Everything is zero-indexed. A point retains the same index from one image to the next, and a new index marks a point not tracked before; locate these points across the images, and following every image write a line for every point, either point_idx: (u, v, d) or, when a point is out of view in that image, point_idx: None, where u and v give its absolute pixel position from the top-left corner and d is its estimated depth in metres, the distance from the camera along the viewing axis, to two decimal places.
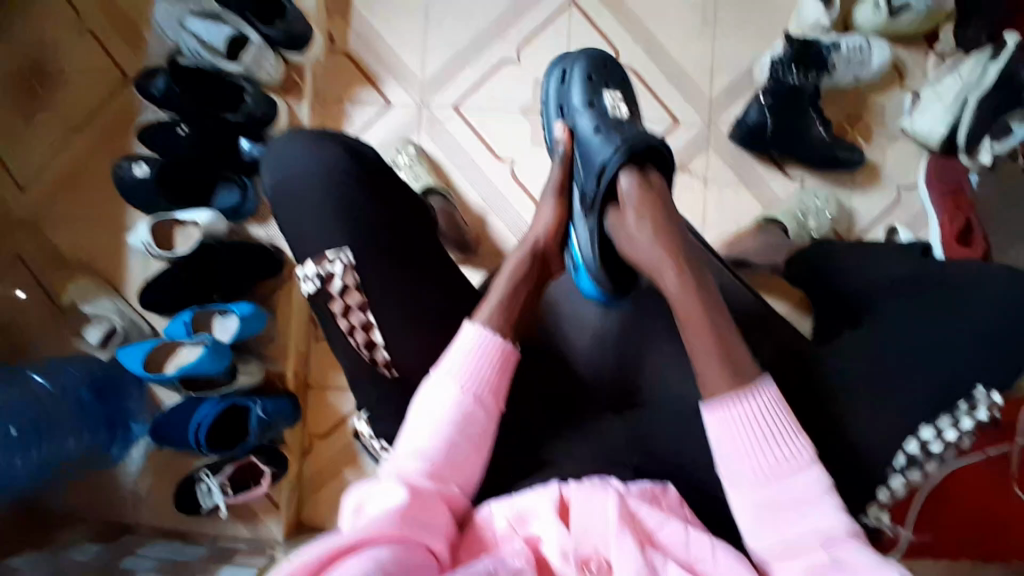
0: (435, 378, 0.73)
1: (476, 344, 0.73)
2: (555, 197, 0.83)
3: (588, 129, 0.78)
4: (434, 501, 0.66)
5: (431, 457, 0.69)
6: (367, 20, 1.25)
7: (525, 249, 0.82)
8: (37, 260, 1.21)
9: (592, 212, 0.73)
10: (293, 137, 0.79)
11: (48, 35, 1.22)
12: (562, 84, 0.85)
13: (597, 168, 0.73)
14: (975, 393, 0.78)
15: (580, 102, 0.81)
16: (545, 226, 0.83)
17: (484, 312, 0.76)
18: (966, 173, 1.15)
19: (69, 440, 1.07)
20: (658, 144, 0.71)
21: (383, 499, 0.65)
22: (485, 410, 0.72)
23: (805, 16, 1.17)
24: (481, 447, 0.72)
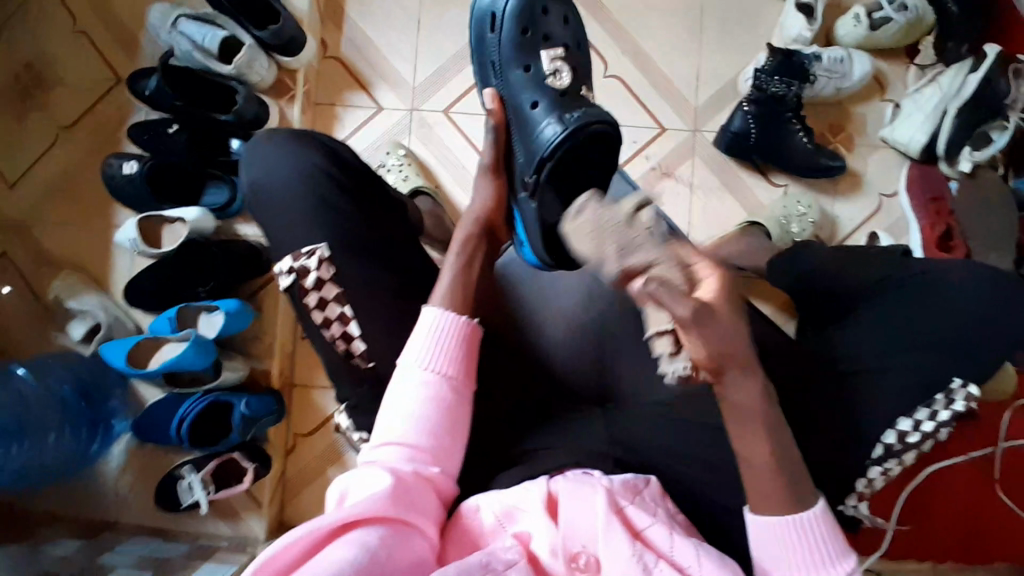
0: (403, 364, 0.72)
1: (441, 323, 0.72)
2: (490, 174, 0.81)
3: (523, 99, 0.78)
4: (418, 484, 0.65)
5: (410, 442, 0.67)
6: (359, 26, 1.27)
7: (472, 223, 0.81)
8: (23, 257, 1.21)
9: (534, 194, 0.74)
10: (273, 136, 0.82)
11: (42, 36, 1.24)
12: (492, 29, 0.82)
13: (542, 146, 0.74)
14: (952, 385, 0.79)
15: (512, 63, 0.80)
16: (482, 195, 0.82)
17: (439, 294, 0.75)
18: (947, 181, 1.19)
19: (51, 437, 1.06)
20: (605, 122, 0.73)
21: (368, 484, 0.63)
22: (455, 391, 0.71)
23: (788, 29, 1.20)
24: (456, 429, 0.70)
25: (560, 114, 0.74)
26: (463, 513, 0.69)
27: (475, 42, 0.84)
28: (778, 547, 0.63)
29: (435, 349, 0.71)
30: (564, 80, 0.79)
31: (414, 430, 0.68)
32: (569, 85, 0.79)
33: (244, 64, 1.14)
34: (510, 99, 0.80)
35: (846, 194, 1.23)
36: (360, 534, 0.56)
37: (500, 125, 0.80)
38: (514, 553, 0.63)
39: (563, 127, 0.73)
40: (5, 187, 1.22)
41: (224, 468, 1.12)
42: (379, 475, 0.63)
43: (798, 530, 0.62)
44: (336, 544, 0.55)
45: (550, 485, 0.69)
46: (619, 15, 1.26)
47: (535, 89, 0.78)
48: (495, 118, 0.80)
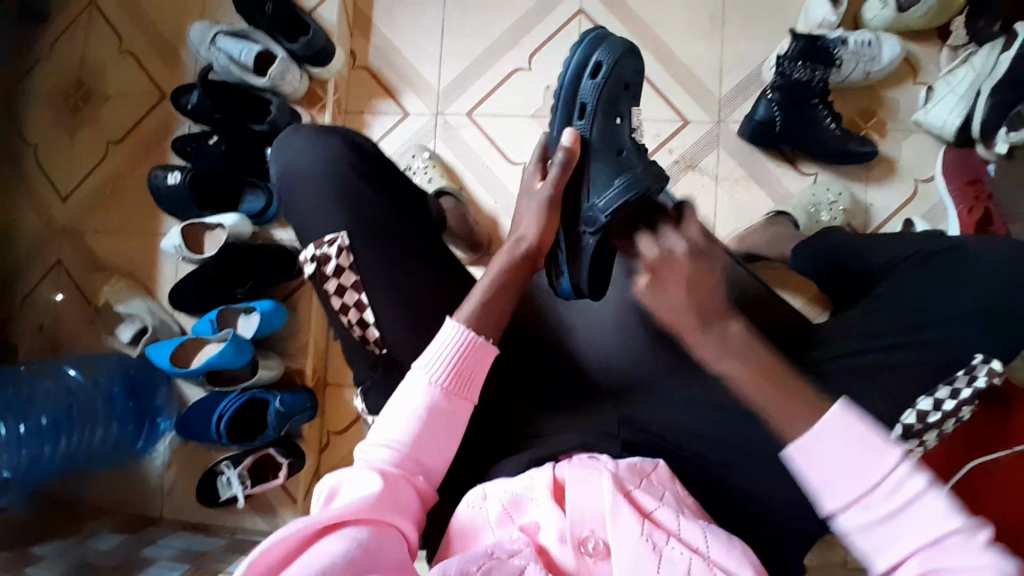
0: (414, 371, 0.70)
1: (450, 339, 0.70)
2: (547, 207, 0.76)
3: (604, 154, 0.74)
4: (406, 490, 0.65)
5: (405, 450, 0.66)
6: (386, 36, 1.32)
7: (518, 254, 0.76)
8: (75, 265, 1.29)
9: (595, 237, 0.74)
10: (299, 130, 0.85)
11: (90, 59, 1.32)
12: (589, 76, 0.74)
13: (606, 199, 0.72)
14: (974, 362, 0.79)
15: (605, 111, 0.74)
16: (534, 224, 0.77)
17: (464, 311, 0.72)
18: (983, 164, 1.14)
19: (98, 432, 1.15)
20: (657, 194, 0.72)
21: (357, 485, 0.63)
22: (458, 406, 0.69)
23: (812, 14, 1.18)
24: (450, 437, 0.69)
25: (627, 174, 0.72)
26: (465, 507, 0.70)
27: (564, 84, 0.76)
28: (829, 454, 0.52)
29: (441, 363, 0.69)
30: (634, 138, 0.76)
31: (408, 433, 0.67)
32: (643, 147, 0.76)
33: (276, 78, 1.19)
34: (589, 147, 0.75)
35: (879, 179, 1.20)
36: (350, 532, 0.57)
37: (571, 164, 0.75)
38: (519, 543, 0.63)
39: (619, 189, 0.71)
40: (57, 200, 1.31)
41: (261, 461, 1.16)
42: (372, 477, 0.63)
43: (837, 425, 0.53)
44: (330, 538, 0.55)
45: (555, 471, 0.70)
46: (639, 12, 1.27)
47: (616, 140, 0.75)
48: (568, 155, 0.74)
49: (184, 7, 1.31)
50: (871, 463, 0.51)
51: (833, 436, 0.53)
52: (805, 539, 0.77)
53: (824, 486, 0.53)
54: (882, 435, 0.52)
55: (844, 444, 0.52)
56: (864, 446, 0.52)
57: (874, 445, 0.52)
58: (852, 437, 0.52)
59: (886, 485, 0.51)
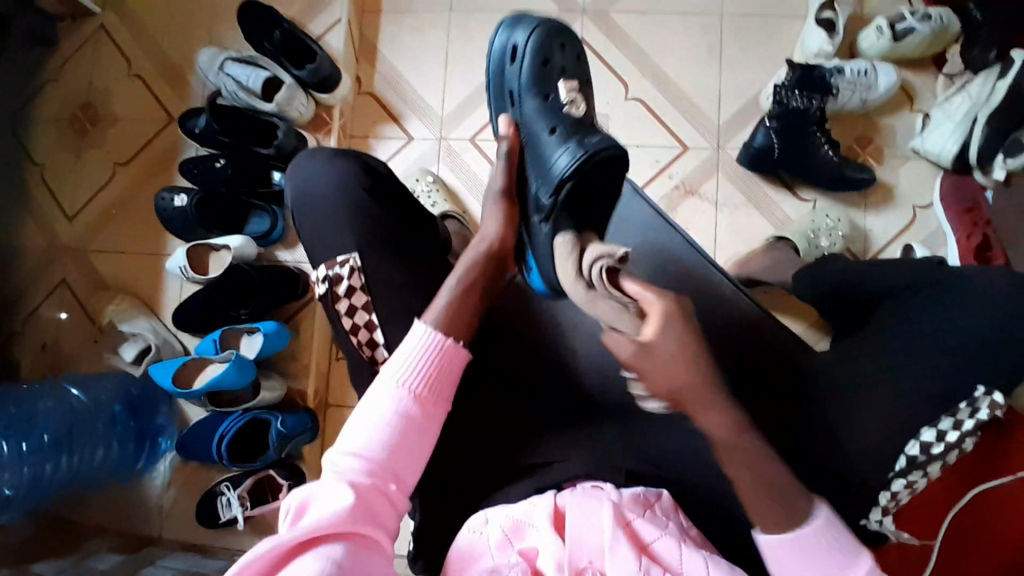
0: (381, 377, 0.70)
1: (423, 346, 0.71)
2: (502, 202, 0.83)
3: (540, 134, 0.77)
4: (379, 500, 0.64)
5: (375, 458, 0.66)
6: (391, 62, 1.35)
7: (484, 253, 0.80)
8: (80, 284, 1.30)
9: (550, 224, 0.75)
10: (315, 153, 0.87)
11: (101, 83, 1.35)
12: (511, 60, 0.81)
13: (553, 178, 0.73)
14: (977, 394, 0.77)
15: (533, 89, 0.79)
16: (495, 224, 0.83)
17: (434, 311, 0.74)
18: (982, 190, 1.15)
19: (99, 451, 1.15)
20: (619, 153, 0.71)
21: (330, 497, 0.62)
22: (427, 410, 0.69)
23: (809, 44, 1.20)
24: (423, 442, 0.69)
25: (574, 140, 0.73)
26: (467, 532, 0.70)
27: (493, 72, 0.84)
28: (795, 567, 0.61)
29: (413, 370, 0.70)
30: (582, 110, 0.76)
31: (378, 440, 0.66)
32: (587, 116, 0.76)
33: (283, 102, 1.22)
34: (525, 127, 0.79)
35: (877, 206, 1.21)
36: (325, 549, 0.57)
37: (513, 148, 0.81)
38: (517, 571, 0.63)
39: (574, 156, 0.71)
40: (65, 219, 1.33)
41: (261, 483, 1.17)
42: (344, 488, 0.62)
43: (800, 544, 0.61)
44: (304, 557, 0.56)
45: (556, 500, 0.70)
46: (639, 40, 1.30)
47: (551, 120, 0.76)
48: (509, 143, 0.81)
49: (194, 34, 1.34)
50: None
51: (795, 553, 0.61)
52: None
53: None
54: (846, 547, 0.61)
55: (806, 560, 0.61)
56: (828, 563, 0.61)
57: (838, 557, 0.61)
58: (815, 554, 0.61)
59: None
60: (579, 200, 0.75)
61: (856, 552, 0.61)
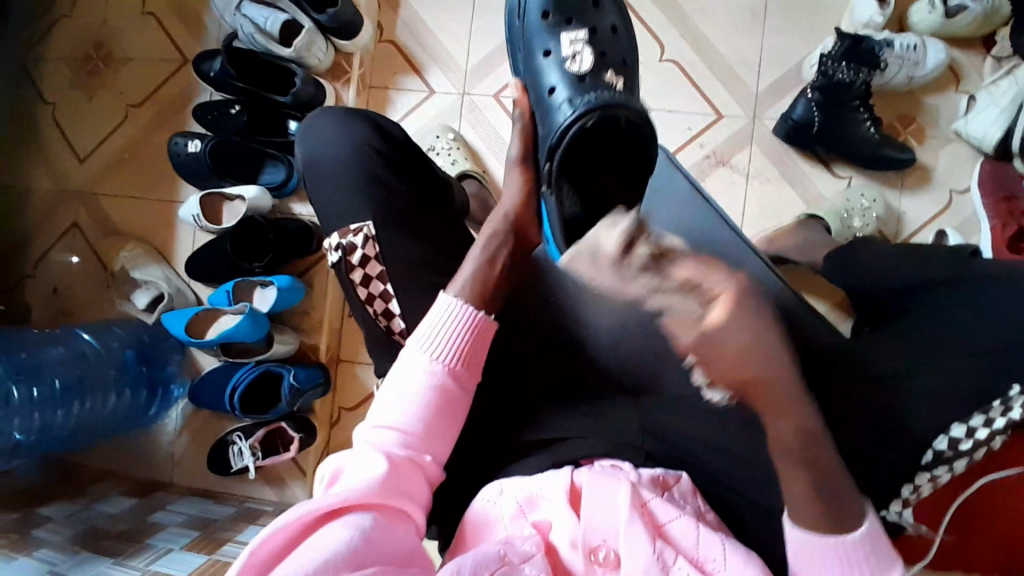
0: (413, 349, 0.70)
1: (457, 320, 0.71)
2: (520, 170, 0.82)
3: (547, 91, 0.77)
4: (410, 470, 0.65)
5: (407, 429, 0.67)
6: (415, 10, 1.29)
7: (502, 224, 0.81)
8: (93, 229, 1.29)
9: (551, 185, 0.74)
10: (327, 110, 0.84)
11: (113, 19, 1.30)
12: (522, 12, 0.83)
13: (556, 130, 0.74)
14: (1012, 393, 0.73)
15: (538, 46, 0.80)
16: (515, 195, 0.82)
17: (458, 285, 0.74)
18: (1021, 180, 1.11)
19: (111, 398, 1.15)
20: (621, 108, 0.72)
21: (361, 467, 0.63)
22: (460, 383, 0.70)
23: (858, 14, 1.14)
24: (455, 415, 0.70)
25: (578, 98, 0.74)
26: (481, 501, 0.70)
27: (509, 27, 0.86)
28: (815, 565, 0.62)
29: (447, 343, 0.70)
30: (585, 63, 0.77)
31: (412, 413, 0.67)
32: (592, 69, 0.77)
33: (302, 49, 1.17)
34: (531, 85, 0.80)
35: (913, 188, 1.17)
36: (354, 517, 0.57)
37: (525, 112, 0.81)
38: (531, 545, 0.63)
39: (574, 110, 0.73)
40: (76, 161, 1.30)
41: (272, 435, 1.17)
42: (378, 456, 0.64)
43: (835, 551, 0.61)
44: (335, 525, 0.56)
45: (573, 476, 0.70)
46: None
47: (554, 79, 0.78)
48: (521, 106, 0.81)
49: None
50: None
51: (825, 557, 0.61)
52: None
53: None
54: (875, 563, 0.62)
55: (831, 564, 0.61)
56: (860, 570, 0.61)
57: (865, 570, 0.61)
58: (850, 562, 0.61)
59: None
60: (581, 163, 0.74)
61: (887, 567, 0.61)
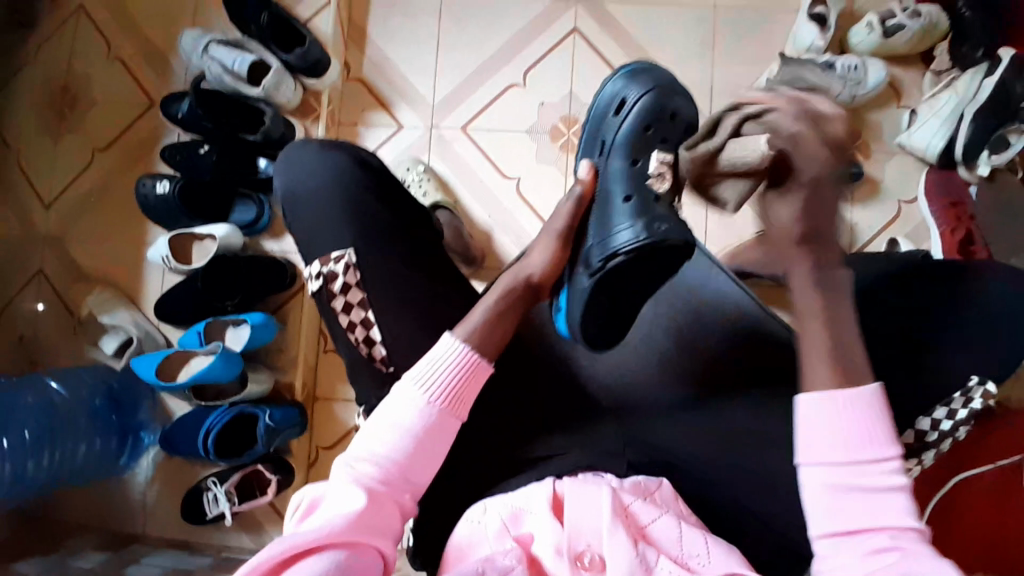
0: (406, 384, 0.69)
1: (451, 359, 0.69)
2: (557, 242, 0.77)
3: (616, 193, 0.74)
4: (391, 503, 0.65)
5: (392, 462, 0.66)
6: (380, 48, 1.32)
7: (515, 282, 0.76)
8: (57, 274, 1.26)
9: (591, 280, 0.72)
10: (305, 145, 0.82)
11: (79, 67, 1.31)
12: (615, 114, 0.77)
13: (610, 245, 0.71)
14: (970, 384, 0.81)
15: (622, 155, 0.75)
16: (545, 255, 0.77)
17: (466, 327, 0.72)
18: (965, 186, 1.18)
19: (81, 446, 1.12)
20: (684, 242, 0.69)
21: (340, 499, 0.64)
22: (452, 422, 0.69)
23: (800, 40, 1.21)
24: (444, 452, 0.69)
25: (642, 223, 0.70)
26: (466, 519, 0.70)
27: (593, 117, 0.80)
28: (825, 422, 0.58)
29: (439, 379, 0.69)
30: (666, 187, 0.73)
31: (398, 447, 0.67)
32: (667, 194, 0.73)
33: (271, 88, 1.19)
34: (606, 187, 0.76)
35: (863, 201, 1.23)
36: (327, 554, 0.58)
37: (584, 197, 0.77)
38: (512, 559, 0.63)
39: (643, 235, 0.69)
40: (41, 206, 1.28)
41: (249, 479, 1.14)
42: (359, 488, 0.64)
43: (840, 403, 0.58)
44: (307, 560, 0.57)
45: (555, 486, 0.69)
46: (632, 32, 1.29)
47: (634, 185, 0.74)
48: (583, 188, 0.77)
49: (178, 16, 1.31)
50: (867, 445, 0.56)
51: (834, 414, 0.58)
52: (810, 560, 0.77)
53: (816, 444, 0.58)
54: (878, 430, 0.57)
55: (839, 422, 0.57)
56: (867, 428, 0.57)
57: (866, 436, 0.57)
58: (856, 416, 0.58)
59: (872, 465, 0.56)
60: (627, 277, 0.72)
61: (890, 438, 0.57)
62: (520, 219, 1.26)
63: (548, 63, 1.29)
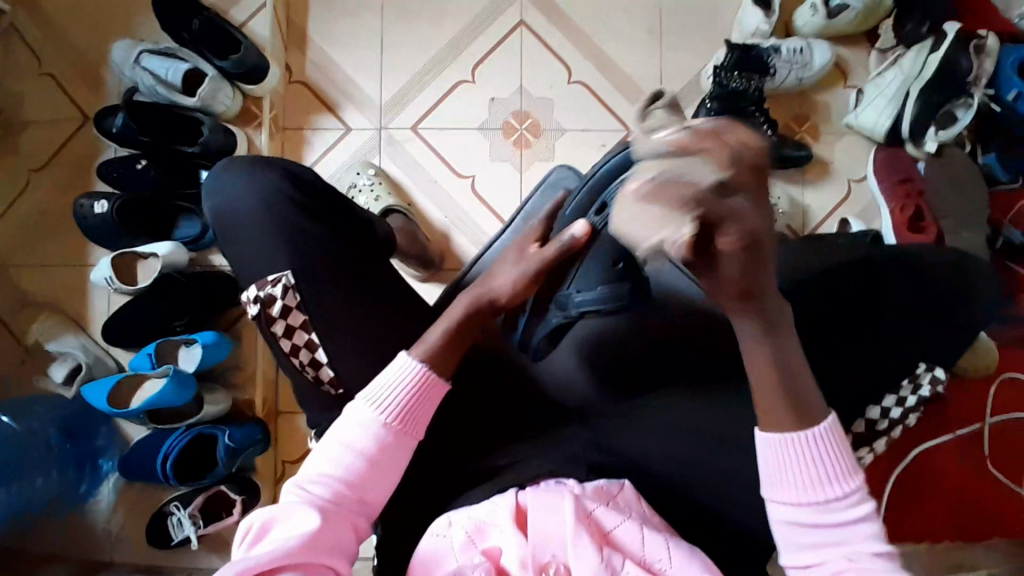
0: (357, 403, 0.68)
1: (405, 377, 0.68)
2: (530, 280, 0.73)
3: (608, 253, 0.72)
4: (344, 524, 0.63)
5: (343, 483, 0.65)
6: (323, 50, 1.29)
7: (470, 301, 0.73)
8: (1, 302, 1.22)
9: (560, 322, 0.75)
10: (233, 166, 0.80)
11: (7, 84, 1.25)
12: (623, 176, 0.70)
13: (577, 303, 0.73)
14: (918, 371, 0.87)
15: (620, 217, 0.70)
16: (510, 284, 0.74)
17: (425, 348, 0.70)
18: (914, 163, 1.19)
19: (39, 479, 1.10)
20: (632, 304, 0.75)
21: (292, 523, 0.61)
22: (402, 441, 0.68)
23: (745, 25, 1.20)
24: (397, 474, 0.68)
25: (607, 285, 0.72)
26: (430, 534, 0.69)
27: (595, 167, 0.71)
28: (791, 462, 0.59)
29: (393, 399, 0.68)
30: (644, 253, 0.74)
31: (349, 468, 0.66)
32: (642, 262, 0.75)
33: (207, 96, 1.15)
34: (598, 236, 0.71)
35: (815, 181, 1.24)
36: None
37: (569, 247, 0.71)
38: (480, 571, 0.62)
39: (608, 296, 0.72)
40: None
41: (214, 501, 1.12)
42: (310, 511, 0.62)
43: (802, 446, 0.59)
44: None
45: (517, 498, 0.69)
46: (578, 21, 1.27)
47: (618, 251, 0.71)
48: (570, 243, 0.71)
49: (107, 27, 1.26)
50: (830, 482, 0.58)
51: (793, 458, 0.59)
52: (773, 551, 0.78)
53: (781, 486, 0.60)
54: (838, 460, 0.59)
55: (807, 457, 0.59)
56: (829, 466, 0.58)
57: (822, 467, 0.58)
58: (820, 454, 0.59)
59: (831, 503, 0.58)
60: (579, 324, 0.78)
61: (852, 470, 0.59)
62: (477, 219, 1.25)
63: (495, 58, 1.27)
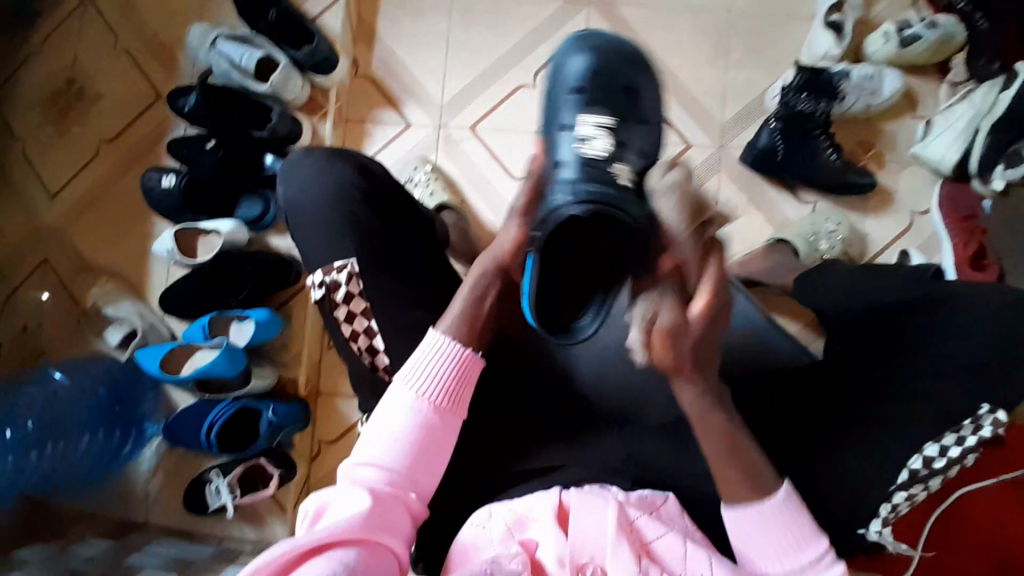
0: (398, 383, 0.69)
1: (440, 354, 0.69)
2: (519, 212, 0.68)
3: (558, 155, 0.67)
4: (396, 506, 0.65)
5: (390, 466, 0.66)
6: (390, 45, 1.31)
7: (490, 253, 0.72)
8: (64, 264, 1.27)
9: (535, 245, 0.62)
10: (307, 154, 0.83)
11: (88, 58, 1.31)
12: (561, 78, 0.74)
13: (552, 211, 0.62)
14: (981, 412, 0.78)
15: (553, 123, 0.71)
16: (512, 232, 0.69)
17: (449, 318, 0.70)
18: (978, 200, 1.16)
19: (83, 437, 1.12)
20: (620, 215, 0.61)
21: (345, 504, 0.63)
22: (442, 418, 0.68)
23: (815, 48, 1.20)
24: (442, 454, 0.69)
25: (581, 187, 0.62)
26: (472, 521, 0.69)
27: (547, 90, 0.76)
28: (753, 535, 0.67)
29: (432, 378, 0.68)
30: (599, 147, 0.66)
31: (397, 451, 0.67)
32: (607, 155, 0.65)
33: (278, 84, 1.19)
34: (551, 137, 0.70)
35: (876, 211, 1.22)
36: (339, 553, 0.58)
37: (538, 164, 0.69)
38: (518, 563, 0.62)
39: (576, 200, 0.61)
40: (48, 196, 1.29)
41: (250, 473, 1.14)
42: (362, 494, 0.64)
43: (761, 514, 0.66)
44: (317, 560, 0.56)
45: (561, 496, 0.69)
46: (643, 33, 1.27)
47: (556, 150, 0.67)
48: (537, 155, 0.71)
49: (186, 9, 1.30)
50: (794, 551, 0.66)
51: (754, 525, 0.66)
52: None
53: (748, 552, 0.67)
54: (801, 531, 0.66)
55: (763, 531, 0.66)
56: (787, 536, 0.66)
57: (787, 534, 0.66)
58: (773, 525, 0.66)
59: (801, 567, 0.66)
60: (564, 258, 0.62)
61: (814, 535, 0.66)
62: None
63: None
